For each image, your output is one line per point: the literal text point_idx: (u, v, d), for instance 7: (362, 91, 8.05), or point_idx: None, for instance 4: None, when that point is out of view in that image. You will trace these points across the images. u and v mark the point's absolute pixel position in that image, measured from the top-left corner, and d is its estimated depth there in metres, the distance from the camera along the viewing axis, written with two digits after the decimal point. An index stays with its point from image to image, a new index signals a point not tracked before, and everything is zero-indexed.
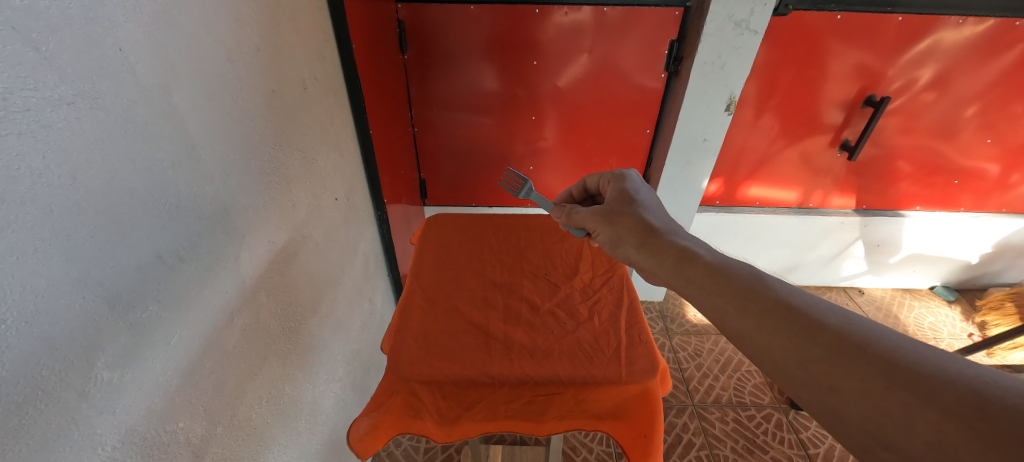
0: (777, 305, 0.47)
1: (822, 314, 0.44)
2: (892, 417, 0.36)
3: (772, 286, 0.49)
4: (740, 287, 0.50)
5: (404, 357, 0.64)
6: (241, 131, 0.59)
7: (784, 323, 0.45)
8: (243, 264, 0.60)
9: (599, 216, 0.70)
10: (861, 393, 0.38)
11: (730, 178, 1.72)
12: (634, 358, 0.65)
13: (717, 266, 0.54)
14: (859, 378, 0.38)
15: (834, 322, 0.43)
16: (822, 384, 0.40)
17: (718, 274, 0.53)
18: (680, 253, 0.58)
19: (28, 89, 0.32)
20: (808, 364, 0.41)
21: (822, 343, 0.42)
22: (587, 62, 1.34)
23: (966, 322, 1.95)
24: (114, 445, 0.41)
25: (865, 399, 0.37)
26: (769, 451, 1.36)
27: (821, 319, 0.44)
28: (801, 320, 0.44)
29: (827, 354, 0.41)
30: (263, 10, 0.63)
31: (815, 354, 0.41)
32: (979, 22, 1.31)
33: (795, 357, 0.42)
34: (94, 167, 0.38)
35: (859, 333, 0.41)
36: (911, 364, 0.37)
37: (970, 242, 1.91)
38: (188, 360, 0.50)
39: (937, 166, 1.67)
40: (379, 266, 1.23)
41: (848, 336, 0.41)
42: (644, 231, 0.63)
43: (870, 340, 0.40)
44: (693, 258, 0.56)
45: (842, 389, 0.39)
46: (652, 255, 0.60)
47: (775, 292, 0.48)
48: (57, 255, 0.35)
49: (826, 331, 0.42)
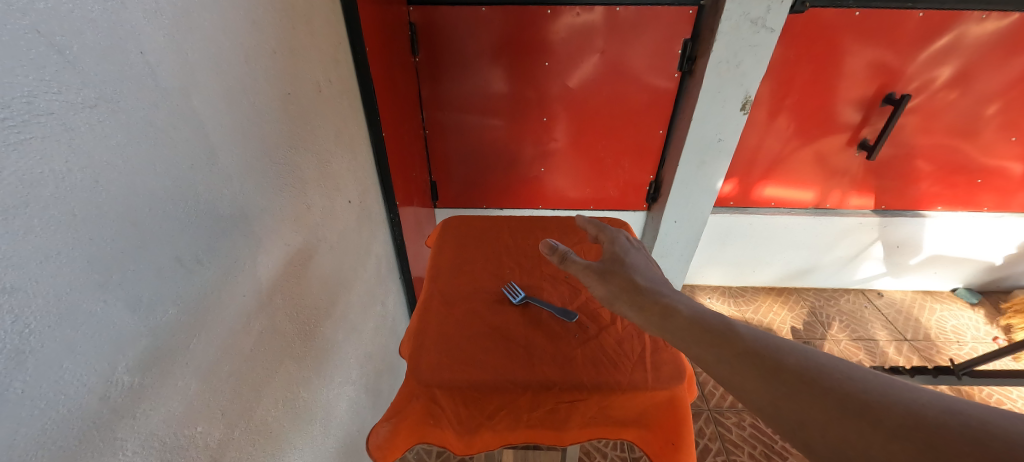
0: (745, 347, 0.45)
1: (786, 351, 0.42)
2: (851, 443, 0.34)
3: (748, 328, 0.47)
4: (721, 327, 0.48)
5: (423, 362, 0.63)
6: (258, 132, 0.59)
7: (758, 360, 0.42)
8: (259, 267, 0.60)
9: (581, 269, 0.66)
10: (824, 420, 0.36)
11: (745, 178, 1.69)
12: (660, 363, 0.63)
13: (697, 318, 0.50)
14: (820, 408, 0.37)
15: (795, 359, 0.41)
16: (789, 415, 0.38)
17: (696, 324, 0.50)
18: (662, 308, 0.55)
19: (52, 93, 0.32)
20: (775, 398, 0.39)
21: (786, 378, 0.40)
22: (599, 63, 1.33)
23: (991, 325, 1.90)
24: (134, 450, 0.41)
25: (828, 428, 0.36)
26: (788, 457, 1.33)
27: (780, 358, 0.42)
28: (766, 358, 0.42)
29: (790, 388, 0.39)
30: (278, 13, 0.63)
31: (780, 390, 0.39)
32: (1002, 17, 1.27)
33: (761, 392, 0.40)
34: (115, 170, 0.37)
35: (818, 366, 0.40)
36: (862, 393, 0.36)
37: (994, 243, 1.86)
38: (207, 364, 0.50)
39: (959, 165, 1.62)
40: (391, 270, 1.23)
41: (807, 370, 0.40)
42: (630, 285, 0.60)
43: (825, 372, 0.39)
44: (674, 313, 0.53)
45: (807, 416, 0.37)
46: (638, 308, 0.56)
47: (744, 336, 0.46)
48: (80, 259, 0.35)
49: (786, 367, 0.41)
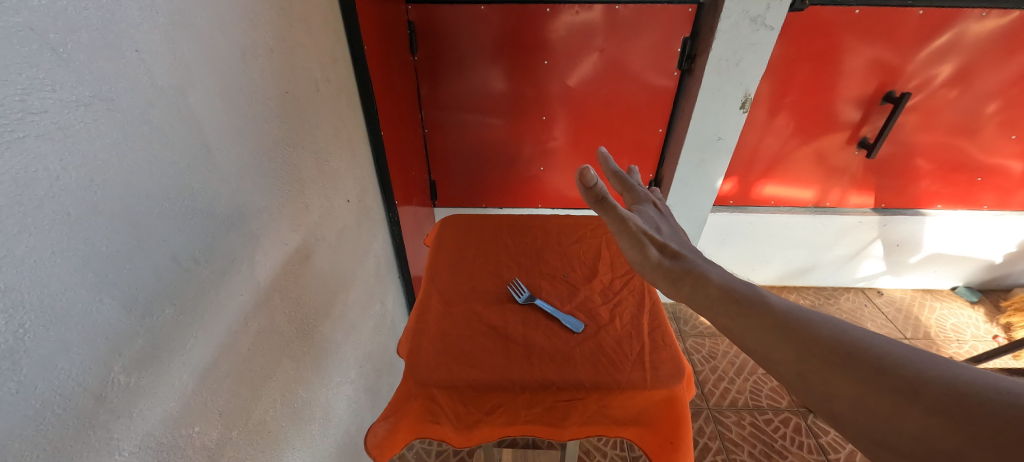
0: (776, 321, 0.42)
1: (819, 324, 0.40)
2: (882, 417, 0.33)
3: (776, 300, 0.45)
4: (748, 297, 0.46)
5: (421, 362, 0.63)
6: (255, 131, 0.58)
7: (789, 330, 0.41)
8: (257, 265, 0.60)
9: (619, 227, 0.61)
10: (855, 394, 0.34)
11: (744, 177, 1.68)
12: (659, 362, 0.63)
13: (731, 288, 0.48)
14: (853, 381, 0.35)
15: (828, 332, 0.39)
16: (818, 390, 0.36)
17: (730, 296, 0.47)
18: (694, 278, 0.53)
19: (46, 91, 0.32)
20: (806, 372, 0.37)
21: (817, 351, 0.38)
22: (598, 61, 1.33)
23: (990, 323, 1.89)
24: (131, 450, 0.41)
25: (858, 402, 0.34)
26: (787, 455, 1.32)
27: (815, 331, 0.39)
28: (797, 331, 0.40)
29: (823, 362, 0.37)
30: (276, 11, 0.62)
31: (812, 363, 0.37)
32: (1003, 15, 1.27)
33: (791, 365, 0.38)
34: (111, 169, 0.37)
35: (854, 340, 0.38)
36: (901, 366, 0.34)
37: (994, 241, 1.85)
38: (204, 363, 0.50)
39: (959, 163, 1.62)
40: (390, 269, 1.22)
41: (841, 343, 0.38)
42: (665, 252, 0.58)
43: (858, 348, 0.37)
44: (705, 280, 0.51)
45: (836, 392, 0.35)
46: (669, 280, 0.54)
47: (775, 308, 0.44)
48: (75, 258, 0.35)
49: (820, 340, 0.39)
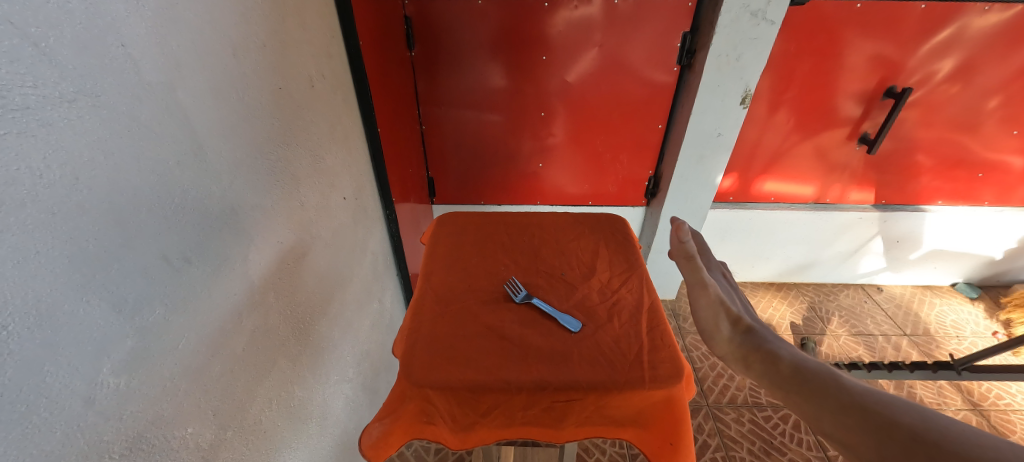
0: (854, 405, 0.50)
1: (899, 413, 0.47)
2: None
3: (852, 385, 0.53)
4: (824, 385, 0.54)
5: (416, 363, 0.62)
6: (248, 128, 0.57)
7: (868, 418, 0.48)
8: (251, 264, 0.59)
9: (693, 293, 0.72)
10: None
11: (745, 173, 1.67)
12: (658, 362, 0.63)
13: (801, 368, 0.57)
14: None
15: (910, 420, 0.46)
16: None
17: (800, 375, 0.56)
18: (764, 355, 0.62)
19: (27, 87, 0.31)
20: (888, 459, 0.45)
21: (899, 441, 0.45)
22: (597, 56, 1.31)
23: (990, 319, 1.89)
24: (122, 452, 0.40)
25: None
26: (787, 453, 1.32)
27: (894, 418, 0.47)
28: (875, 419, 0.48)
29: (903, 451, 0.44)
30: (269, 6, 0.61)
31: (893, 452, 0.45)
32: (1005, 9, 1.26)
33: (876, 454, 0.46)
34: (96, 166, 0.36)
35: (930, 429, 0.45)
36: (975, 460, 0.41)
37: (994, 237, 1.85)
38: (197, 364, 0.49)
39: (960, 159, 1.61)
40: (388, 267, 1.22)
41: (921, 434, 0.45)
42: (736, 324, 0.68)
43: (934, 438, 0.44)
44: (775, 358, 0.60)
45: None
46: (741, 357, 0.64)
47: (852, 392, 0.52)
48: (59, 258, 0.34)
49: (899, 429, 0.46)
